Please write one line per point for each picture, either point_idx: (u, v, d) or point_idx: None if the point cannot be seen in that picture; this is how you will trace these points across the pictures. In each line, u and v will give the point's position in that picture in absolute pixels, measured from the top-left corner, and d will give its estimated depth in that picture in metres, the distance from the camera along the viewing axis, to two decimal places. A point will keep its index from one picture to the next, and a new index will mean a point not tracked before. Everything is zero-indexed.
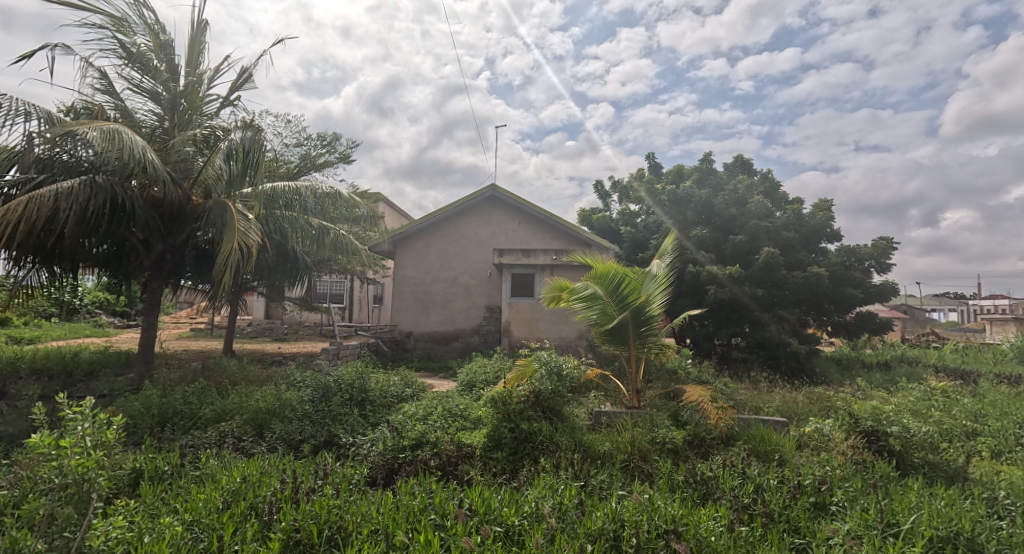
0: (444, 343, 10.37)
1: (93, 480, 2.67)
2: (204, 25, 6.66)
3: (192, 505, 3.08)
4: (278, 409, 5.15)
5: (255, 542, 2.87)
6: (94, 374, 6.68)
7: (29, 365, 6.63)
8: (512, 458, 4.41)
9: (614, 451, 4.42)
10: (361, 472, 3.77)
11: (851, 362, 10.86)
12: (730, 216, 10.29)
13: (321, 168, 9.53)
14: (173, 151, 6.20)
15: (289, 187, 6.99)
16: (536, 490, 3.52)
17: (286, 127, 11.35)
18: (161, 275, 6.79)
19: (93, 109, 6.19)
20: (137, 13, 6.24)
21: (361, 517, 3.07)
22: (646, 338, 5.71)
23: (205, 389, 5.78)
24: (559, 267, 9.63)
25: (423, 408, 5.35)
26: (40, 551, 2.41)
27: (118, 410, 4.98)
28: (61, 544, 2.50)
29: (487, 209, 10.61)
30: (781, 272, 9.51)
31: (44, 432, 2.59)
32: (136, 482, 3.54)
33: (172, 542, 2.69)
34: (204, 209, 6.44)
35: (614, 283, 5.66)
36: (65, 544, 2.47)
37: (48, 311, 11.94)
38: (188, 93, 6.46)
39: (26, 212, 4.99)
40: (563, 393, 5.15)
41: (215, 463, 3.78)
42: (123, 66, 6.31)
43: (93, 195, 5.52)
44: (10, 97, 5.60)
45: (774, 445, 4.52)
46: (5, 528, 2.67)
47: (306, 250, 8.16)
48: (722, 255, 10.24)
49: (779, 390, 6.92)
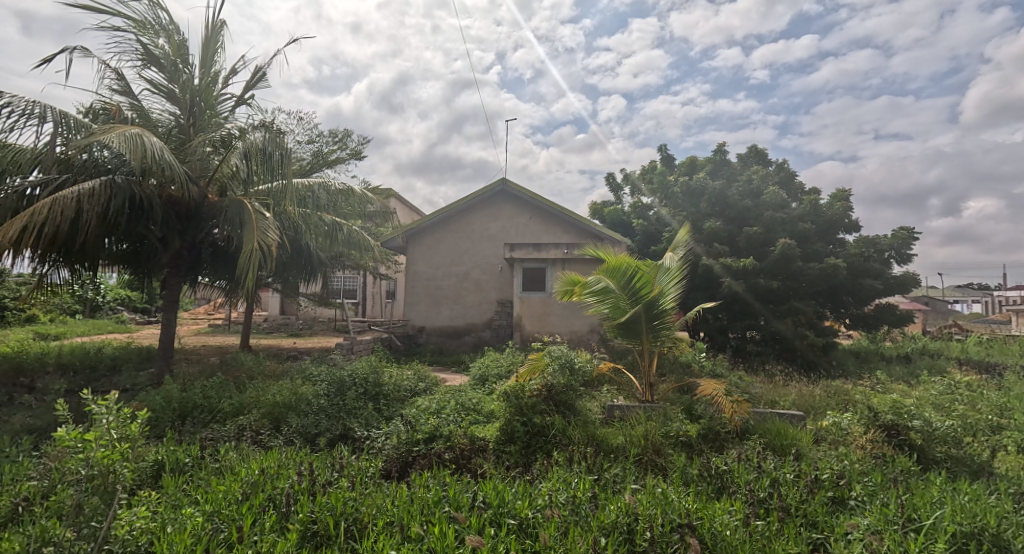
0: (456, 337, 10.41)
1: (118, 472, 2.76)
2: (218, 26, 6.72)
3: (213, 496, 3.15)
4: (295, 403, 5.24)
5: (274, 532, 2.92)
6: (117, 369, 6.84)
7: (56, 360, 6.83)
8: (524, 452, 4.42)
9: (627, 445, 4.43)
10: (376, 464, 3.83)
11: (870, 355, 10.64)
12: (744, 208, 10.14)
13: (334, 165, 9.59)
14: (189, 151, 6.30)
15: (303, 184, 7.10)
16: (550, 484, 3.53)
17: (299, 125, 11.47)
18: (179, 273, 6.91)
19: (110, 109, 6.30)
20: (153, 14, 6.34)
21: (376, 508, 3.11)
22: (658, 332, 5.68)
23: (223, 383, 5.89)
24: (571, 260, 9.55)
25: (435, 403, 5.38)
26: (69, 539, 2.49)
27: (140, 404, 5.11)
28: (90, 532, 2.56)
29: (497, 203, 10.60)
30: (797, 264, 9.35)
31: (72, 425, 2.69)
32: (159, 474, 3.63)
33: (193, 533, 2.76)
34: (220, 208, 6.53)
35: (626, 276, 5.63)
36: (92, 533, 2.55)
37: (72, 307, 12.24)
38: (203, 91, 6.55)
39: (55, 214, 5.16)
40: (575, 387, 5.14)
41: (233, 456, 3.87)
42: (142, 68, 6.41)
43: (114, 196, 5.68)
44: (29, 100, 5.73)
45: (790, 438, 4.47)
46: (35, 519, 2.77)
47: (319, 246, 8.25)
48: (736, 247, 10.10)
49: (794, 383, 6.80)
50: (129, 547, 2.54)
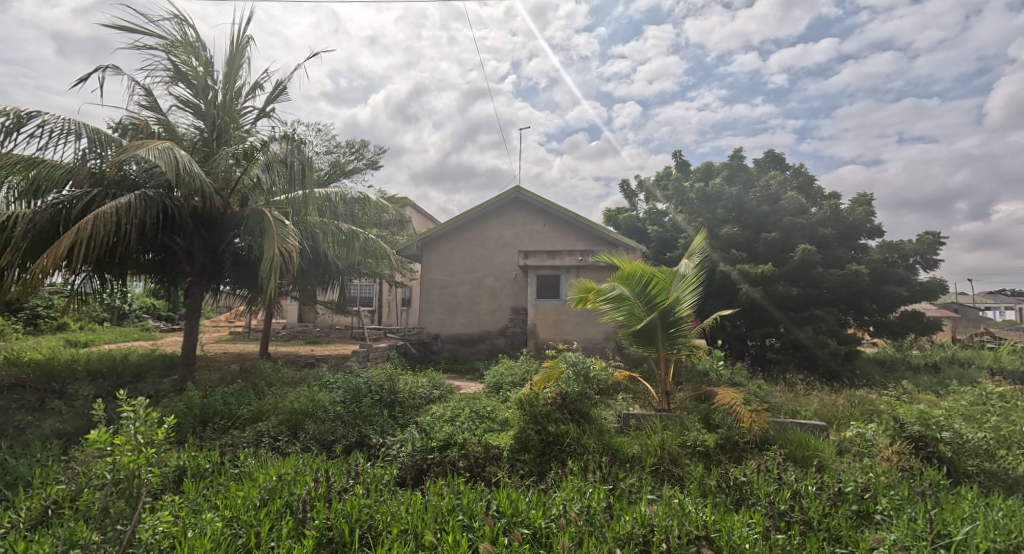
0: (470, 344, 10.44)
1: (142, 476, 2.82)
2: (242, 42, 6.91)
3: (232, 502, 3.22)
4: (312, 410, 5.32)
5: (291, 538, 2.97)
6: (142, 376, 7.04)
7: (85, 366, 7.06)
8: (539, 460, 4.41)
9: (643, 454, 4.38)
10: (391, 472, 3.87)
11: (896, 363, 10.33)
12: (762, 214, 9.96)
13: (351, 175, 9.75)
14: (215, 165, 6.52)
15: (321, 193, 7.27)
16: (564, 493, 3.51)
17: (318, 136, 11.73)
18: (202, 281, 7.05)
19: (138, 123, 6.53)
20: (179, 33, 6.55)
21: (391, 516, 3.15)
22: (674, 339, 5.62)
23: (243, 390, 6.01)
24: (586, 267, 9.51)
25: (450, 410, 5.42)
26: (95, 542, 2.56)
27: (164, 410, 5.26)
28: (115, 534, 2.64)
29: (511, 211, 10.63)
30: (817, 270, 9.17)
31: (101, 428, 2.73)
32: (180, 479, 3.74)
33: (213, 538, 2.84)
34: (241, 218, 6.70)
35: (641, 283, 5.60)
36: (117, 536, 2.63)
37: (100, 316, 12.66)
38: (226, 106, 6.74)
39: (98, 229, 5.35)
40: (589, 395, 5.09)
41: (252, 462, 3.96)
42: (170, 84, 6.61)
43: (147, 208, 5.90)
44: (64, 118, 5.99)
45: (812, 450, 4.38)
46: (65, 521, 2.86)
47: (337, 255, 8.36)
48: (754, 253, 9.93)
49: (816, 393, 6.65)
50: (152, 550, 2.61)
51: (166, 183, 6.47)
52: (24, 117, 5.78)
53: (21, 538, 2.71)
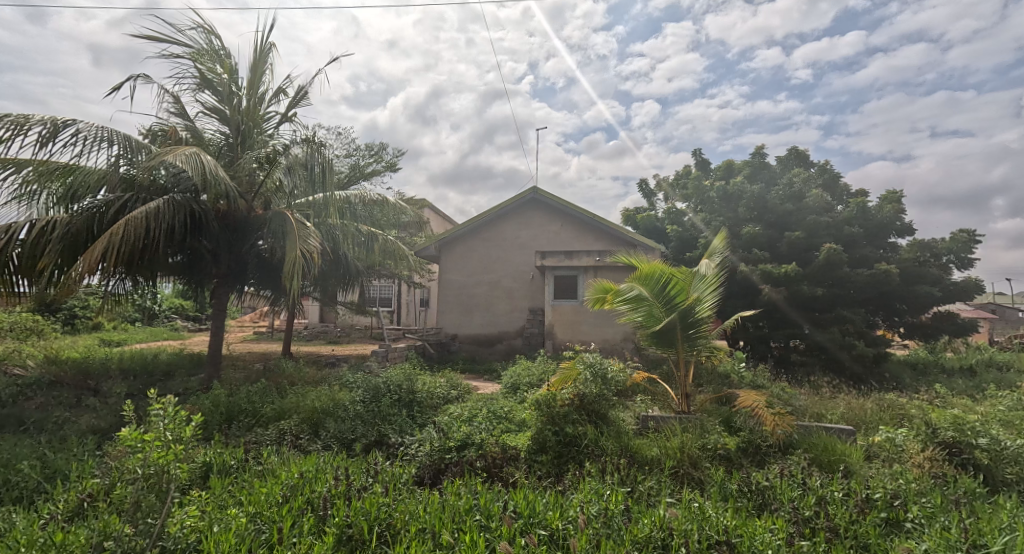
0: (488, 345, 10.47)
1: (172, 472, 2.93)
2: (267, 49, 7.08)
3: (256, 498, 3.30)
4: (332, 409, 5.41)
5: (312, 535, 3.02)
6: (171, 374, 7.27)
7: (118, 365, 7.33)
8: (556, 462, 4.40)
9: (662, 457, 4.32)
10: (410, 471, 3.91)
11: (929, 366, 9.97)
12: (786, 212, 9.73)
13: (370, 178, 9.88)
14: (240, 170, 6.71)
15: (341, 196, 7.41)
16: (581, 495, 3.49)
17: (338, 140, 11.92)
18: (228, 283, 7.25)
19: (167, 130, 6.74)
20: (206, 41, 6.74)
21: (409, 515, 3.18)
22: (694, 340, 5.54)
23: (266, 389, 6.15)
24: (603, 268, 9.44)
25: (468, 410, 5.44)
26: (127, 534, 2.60)
27: (192, 408, 5.43)
28: (146, 529, 2.67)
29: (529, 211, 10.63)
30: (844, 270, 8.91)
31: (132, 426, 2.89)
32: (207, 475, 3.85)
33: (237, 533, 2.89)
34: (264, 220, 6.86)
35: (659, 283, 5.55)
36: (148, 528, 2.66)
37: (132, 316, 13.14)
38: (250, 111, 6.91)
39: (129, 233, 5.55)
40: (608, 397, 5.04)
41: (275, 459, 4.05)
42: (197, 91, 6.80)
43: (175, 213, 6.09)
44: (98, 126, 6.23)
45: (838, 455, 4.26)
46: (99, 513, 2.97)
47: (357, 256, 8.48)
48: (778, 253, 9.71)
49: (843, 396, 6.46)
50: (179, 543, 2.71)
51: (193, 188, 6.69)
52: (60, 125, 6.04)
53: (58, 530, 2.83)
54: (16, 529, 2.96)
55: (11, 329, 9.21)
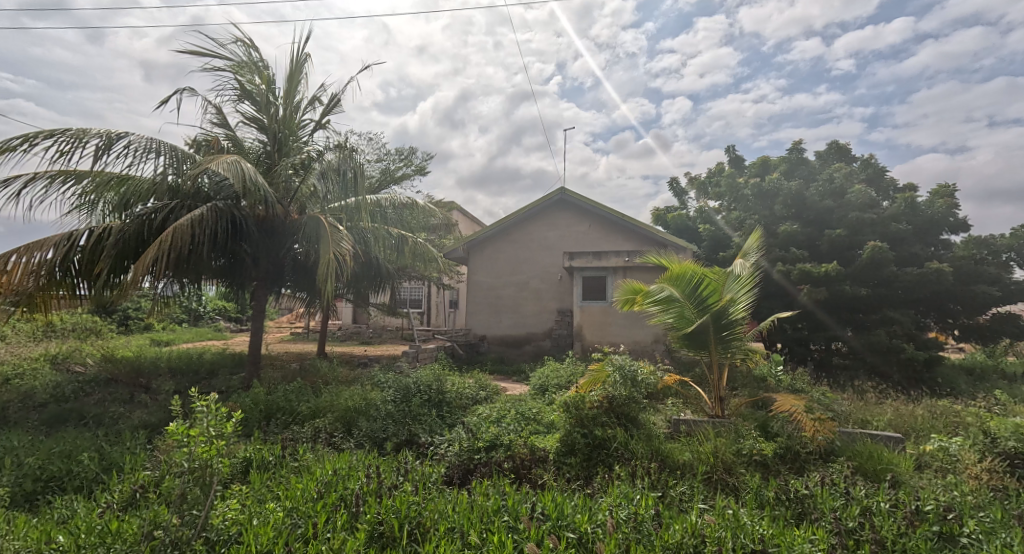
0: (516, 346, 10.47)
1: (215, 465, 2.91)
2: (302, 59, 7.34)
3: (292, 493, 3.42)
4: (364, 408, 5.53)
5: (345, 530, 3.10)
6: (215, 373, 7.61)
7: (166, 363, 7.73)
8: (585, 464, 4.34)
9: (694, 462, 4.21)
10: (439, 471, 3.95)
11: (987, 371, 9.33)
12: (826, 209, 9.33)
13: (400, 181, 10.08)
14: (277, 177, 6.98)
15: (372, 200, 7.60)
16: (610, 499, 3.45)
17: (370, 145, 12.21)
18: (266, 285, 7.53)
19: (211, 139, 7.07)
20: (246, 54, 7.05)
21: (438, 514, 3.23)
22: (728, 343, 5.38)
23: (302, 388, 6.35)
24: (633, 268, 9.30)
25: (496, 411, 5.45)
26: (174, 524, 2.75)
27: (233, 405, 5.67)
28: (192, 519, 2.81)
29: (556, 212, 10.58)
30: (890, 269, 8.46)
31: (178, 420, 2.85)
32: (247, 470, 4.02)
33: (275, 526, 3.03)
34: (300, 224, 7.10)
35: (690, 284, 5.42)
36: (193, 520, 2.80)
37: (180, 317, 13.85)
38: (286, 120, 7.17)
39: (177, 240, 5.85)
40: (637, 399, 4.95)
41: (310, 456, 4.18)
42: (237, 102, 7.11)
43: (218, 219, 6.38)
44: (148, 138, 6.60)
45: (886, 464, 4.04)
46: (150, 503, 3.17)
47: (388, 259, 8.64)
48: (818, 252, 9.32)
49: (890, 402, 6.13)
50: (222, 535, 2.88)
51: (234, 195, 6.98)
52: (114, 138, 6.43)
53: (114, 518, 3.04)
54: (79, 516, 3.20)
55: (73, 329, 9.96)
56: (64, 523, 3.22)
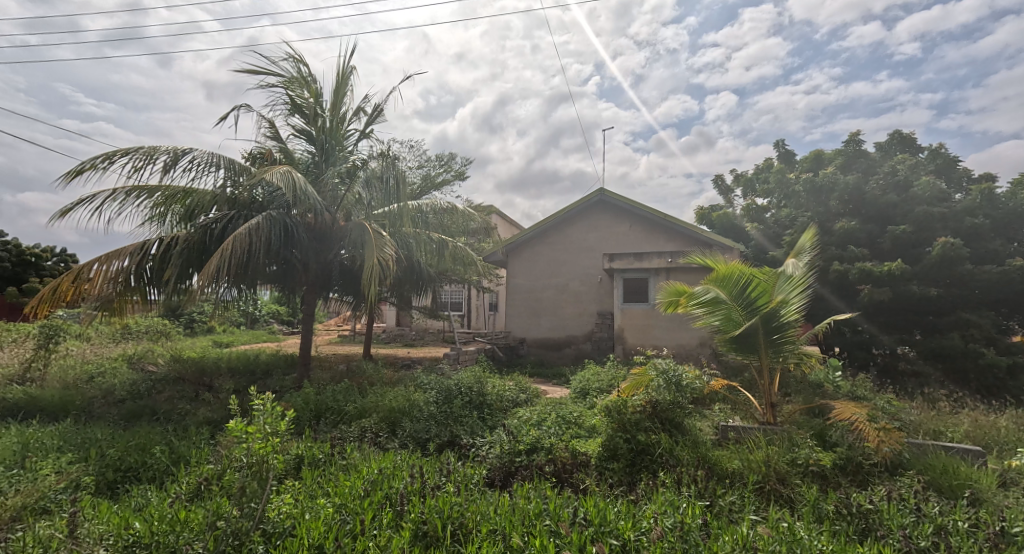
0: (556, 349, 10.39)
1: (270, 462, 3.06)
2: (348, 73, 7.64)
3: (341, 490, 3.54)
4: (408, 409, 5.65)
5: (390, 528, 3.17)
6: (269, 373, 8.01)
7: (226, 364, 8.22)
8: (628, 470, 4.24)
9: (745, 471, 4.02)
10: (481, 472, 3.97)
11: None
12: (889, 204, 8.72)
13: (440, 187, 10.28)
14: (325, 186, 7.30)
15: (414, 205, 7.80)
16: (656, 506, 3.35)
17: (411, 152, 12.52)
18: (315, 289, 7.85)
19: (264, 152, 7.47)
20: (296, 69, 7.41)
21: (480, 516, 3.24)
22: (780, 347, 5.12)
23: (349, 388, 6.57)
24: (675, 269, 9.05)
25: (537, 414, 5.43)
26: (235, 516, 2.90)
27: (286, 404, 5.94)
28: (249, 512, 2.95)
29: (596, 213, 10.44)
30: (964, 267, 7.79)
31: (238, 418, 3.06)
32: (300, 466, 4.19)
33: (325, 521, 3.13)
34: (346, 231, 7.37)
35: (739, 285, 5.19)
36: (250, 513, 2.94)
37: (239, 321, 14.69)
38: (333, 131, 7.50)
39: (237, 248, 6.21)
40: (682, 404, 4.78)
41: (357, 455, 4.31)
42: (288, 115, 7.48)
43: (273, 227, 6.72)
44: (209, 152, 7.06)
45: (963, 479, 3.74)
46: (214, 495, 3.37)
47: (429, 263, 8.80)
48: (879, 250, 8.72)
49: (966, 412, 5.63)
50: (277, 527, 2.99)
51: (286, 204, 7.33)
52: (180, 153, 6.92)
53: (182, 508, 3.25)
54: (153, 504, 3.43)
55: (145, 332, 10.78)
56: (140, 510, 3.46)
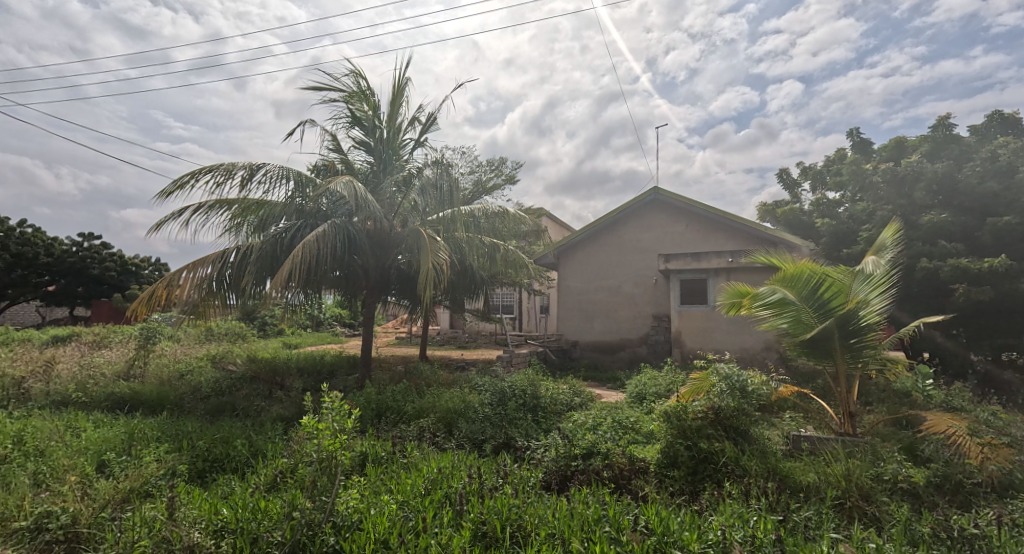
0: (611, 352, 10.18)
1: (339, 457, 3.19)
2: (403, 84, 7.93)
3: (403, 488, 3.66)
4: (463, 410, 5.75)
5: (451, 527, 3.22)
6: (334, 374, 8.43)
7: (296, 364, 8.73)
8: (690, 479, 4.08)
9: (821, 484, 3.74)
10: (537, 475, 3.96)
11: None
12: (986, 194, 7.88)
13: (491, 191, 10.41)
14: (384, 195, 7.61)
15: (466, 210, 7.97)
16: (723, 518, 3.19)
17: (464, 158, 12.75)
18: (374, 293, 8.19)
19: (328, 164, 7.90)
20: (355, 84, 7.78)
21: (538, 519, 3.23)
22: (858, 352, 4.73)
23: (408, 389, 6.78)
24: (736, 270, 8.64)
25: (592, 419, 5.34)
26: (308, 508, 3.06)
27: (351, 404, 6.22)
28: (320, 504, 3.12)
29: (650, 213, 10.15)
30: None
31: (311, 415, 3.23)
32: (364, 463, 4.37)
33: (390, 517, 3.23)
34: (403, 237, 7.63)
35: (809, 285, 4.86)
36: (321, 505, 3.10)
37: (305, 323, 15.57)
38: (390, 141, 7.83)
39: (305, 254, 6.59)
40: (748, 412, 4.54)
41: (417, 454, 4.44)
42: (349, 128, 7.86)
43: (337, 234, 7.08)
44: (280, 166, 7.55)
45: None
46: (289, 487, 3.58)
47: (482, 267, 8.92)
48: (975, 244, 7.87)
49: None
50: (346, 520, 3.10)
51: (348, 212, 7.69)
52: (255, 168, 7.45)
53: (262, 498, 3.48)
54: (237, 493, 3.69)
55: (226, 334, 11.68)
56: (226, 498, 3.72)
